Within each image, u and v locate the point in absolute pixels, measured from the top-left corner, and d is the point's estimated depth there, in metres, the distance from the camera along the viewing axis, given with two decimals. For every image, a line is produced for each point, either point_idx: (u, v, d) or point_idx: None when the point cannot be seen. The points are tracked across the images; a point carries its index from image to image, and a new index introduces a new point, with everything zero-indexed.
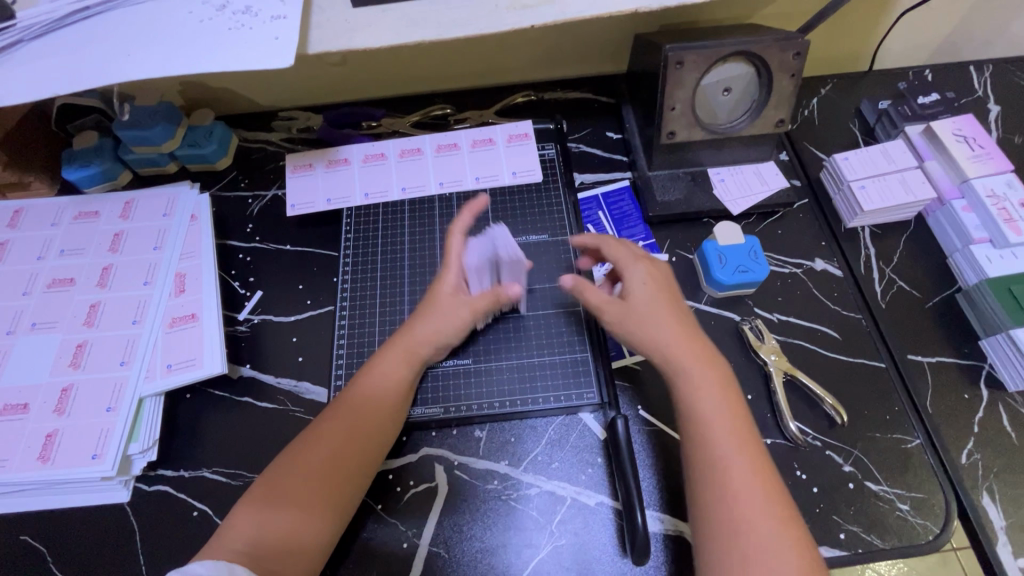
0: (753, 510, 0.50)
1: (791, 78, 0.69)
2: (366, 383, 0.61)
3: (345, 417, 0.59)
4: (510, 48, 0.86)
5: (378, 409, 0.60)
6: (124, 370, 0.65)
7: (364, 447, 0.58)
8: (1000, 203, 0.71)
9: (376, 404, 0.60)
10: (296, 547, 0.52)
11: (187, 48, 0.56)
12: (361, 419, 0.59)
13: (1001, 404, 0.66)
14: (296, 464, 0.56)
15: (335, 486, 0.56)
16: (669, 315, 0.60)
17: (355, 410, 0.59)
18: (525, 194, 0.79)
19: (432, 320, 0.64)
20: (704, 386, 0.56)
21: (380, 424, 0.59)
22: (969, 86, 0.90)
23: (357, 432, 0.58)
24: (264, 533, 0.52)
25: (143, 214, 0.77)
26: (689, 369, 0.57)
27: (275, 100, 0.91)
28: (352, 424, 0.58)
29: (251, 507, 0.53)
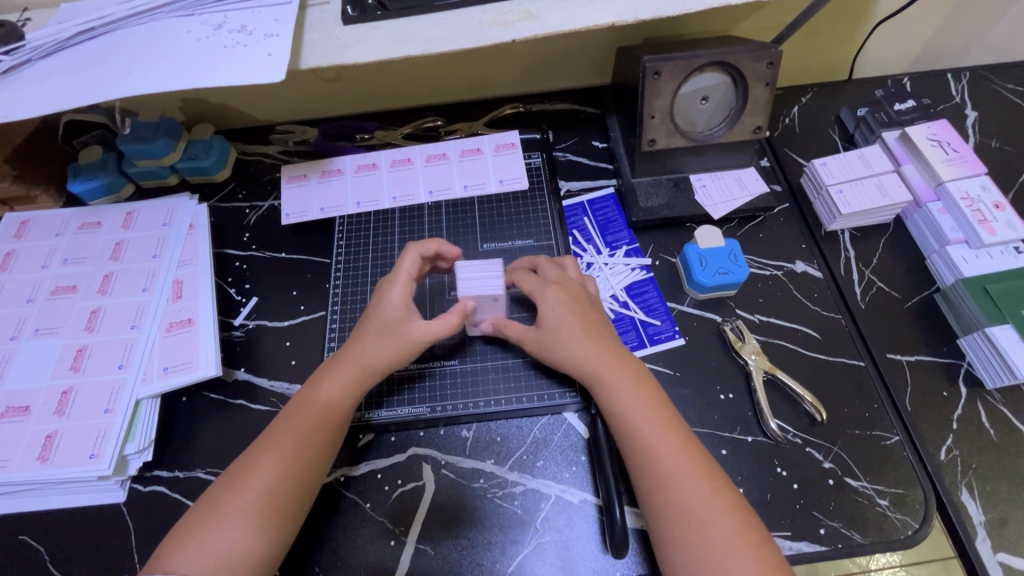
0: (705, 513, 0.52)
1: (766, 87, 0.72)
2: (311, 396, 0.61)
3: (296, 428, 0.59)
4: (497, 62, 0.89)
5: (328, 419, 0.60)
6: (122, 373, 0.68)
7: (312, 459, 0.58)
8: (973, 205, 0.73)
9: (320, 417, 0.60)
10: (245, 558, 0.52)
11: (185, 65, 0.59)
12: (307, 432, 0.59)
13: (980, 401, 0.67)
14: (247, 476, 0.56)
15: (283, 498, 0.56)
16: (581, 334, 0.63)
17: (301, 424, 0.59)
18: (511, 201, 0.82)
19: (374, 338, 0.64)
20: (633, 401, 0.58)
21: (324, 435, 0.60)
22: (946, 93, 0.93)
23: (307, 442, 0.59)
24: (216, 549, 0.52)
25: (144, 224, 0.80)
26: (617, 388, 0.59)
27: (273, 115, 0.95)
28: (301, 433, 0.59)
29: (203, 524, 0.53)
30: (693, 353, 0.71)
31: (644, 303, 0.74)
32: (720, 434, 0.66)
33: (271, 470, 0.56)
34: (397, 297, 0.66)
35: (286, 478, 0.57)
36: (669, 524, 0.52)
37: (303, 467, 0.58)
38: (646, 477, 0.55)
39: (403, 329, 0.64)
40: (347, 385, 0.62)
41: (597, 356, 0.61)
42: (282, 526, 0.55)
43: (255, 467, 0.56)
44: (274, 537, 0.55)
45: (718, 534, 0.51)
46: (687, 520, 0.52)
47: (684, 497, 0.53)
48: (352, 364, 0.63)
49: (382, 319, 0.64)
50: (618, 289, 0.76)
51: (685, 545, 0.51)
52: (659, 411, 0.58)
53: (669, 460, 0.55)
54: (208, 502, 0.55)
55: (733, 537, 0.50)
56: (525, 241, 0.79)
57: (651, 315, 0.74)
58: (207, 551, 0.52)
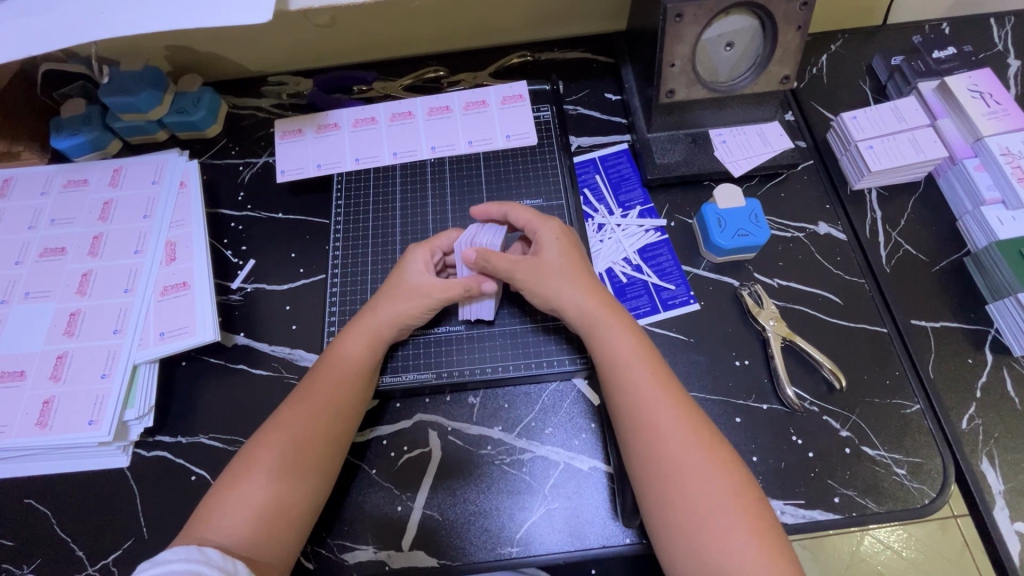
0: (698, 477, 0.50)
1: (797, 31, 0.66)
2: (328, 361, 0.61)
3: (309, 398, 0.58)
4: (504, 5, 0.83)
5: (342, 383, 0.59)
6: (117, 338, 0.65)
7: (337, 423, 0.58)
8: (1014, 162, 0.68)
9: (345, 378, 0.60)
10: (268, 527, 0.52)
11: (162, 5, 0.54)
12: (330, 393, 0.58)
13: (1006, 368, 0.64)
14: (264, 444, 0.56)
15: (310, 459, 0.55)
16: (581, 281, 0.61)
17: (313, 395, 0.58)
18: (519, 157, 0.77)
19: (388, 301, 0.63)
20: (627, 359, 0.57)
21: (337, 408, 0.58)
22: (988, 40, 0.86)
23: (320, 410, 0.57)
24: (240, 518, 0.51)
25: (132, 182, 0.76)
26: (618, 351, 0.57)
27: (264, 64, 0.89)
28: (314, 400, 0.58)
29: (224, 497, 0.53)
30: (708, 318, 0.68)
31: (658, 267, 0.71)
32: (734, 401, 0.64)
33: (290, 433, 0.56)
34: (418, 261, 0.65)
35: (310, 441, 0.56)
36: (663, 489, 0.51)
37: (329, 427, 0.57)
38: (634, 436, 0.54)
39: (419, 285, 0.63)
40: (367, 349, 0.62)
41: (594, 311, 0.60)
42: (313, 488, 0.55)
43: (273, 433, 0.56)
44: (305, 499, 0.54)
45: (710, 497, 0.49)
46: (681, 484, 0.50)
47: (680, 467, 0.51)
48: (369, 325, 0.62)
49: (404, 283, 0.64)
50: (630, 251, 0.72)
51: (676, 511, 0.50)
52: (654, 370, 0.56)
53: (664, 419, 0.53)
54: (229, 474, 0.54)
55: (726, 501, 0.49)
56: (534, 201, 0.75)
57: (665, 279, 0.70)
58: (230, 517, 0.51)
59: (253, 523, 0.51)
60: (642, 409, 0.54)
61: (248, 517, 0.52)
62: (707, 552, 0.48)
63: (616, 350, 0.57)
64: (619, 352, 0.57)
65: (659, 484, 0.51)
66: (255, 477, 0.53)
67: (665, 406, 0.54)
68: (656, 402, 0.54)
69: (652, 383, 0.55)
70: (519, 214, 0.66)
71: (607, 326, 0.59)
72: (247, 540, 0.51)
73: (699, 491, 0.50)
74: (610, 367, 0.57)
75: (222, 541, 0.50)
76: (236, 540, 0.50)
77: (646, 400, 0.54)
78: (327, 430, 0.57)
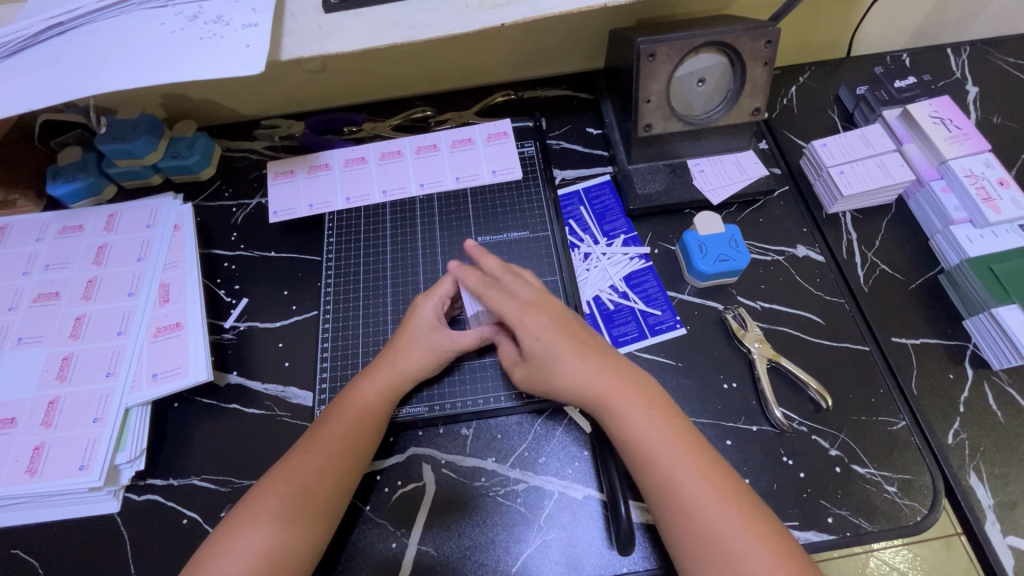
0: (718, 520, 0.50)
1: (764, 67, 0.70)
2: (343, 404, 0.61)
3: (321, 443, 0.58)
4: (488, 49, 0.87)
5: (355, 430, 0.60)
6: (110, 381, 0.66)
7: (350, 463, 0.58)
8: (977, 183, 0.72)
9: (356, 422, 0.60)
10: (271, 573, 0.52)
11: (162, 60, 0.58)
12: (340, 440, 0.59)
13: (987, 383, 0.66)
14: (275, 486, 0.56)
15: (322, 500, 0.56)
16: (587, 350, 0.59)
17: (327, 439, 0.58)
18: (505, 191, 0.80)
19: (407, 350, 0.64)
20: (649, 426, 0.55)
21: (348, 457, 0.58)
22: (947, 69, 0.91)
23: (333, 453, 0.58)
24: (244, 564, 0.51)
25: (126, 226, 0.77)
26: (623, 408, 0.56)
27: (258, 109, 0.92)
28: (326, 445, 0.58)
29: (231, 542, 0.53)
30: (695, 342, 0.70)
31: (643, 293, 0.73)
32: (724, 423, 0.65)
33: (302, 476, 0.56)
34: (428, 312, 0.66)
35: (323, 481, 0.56)
36: (696, 547, 0.50)
37: (339, 478, 0.57)
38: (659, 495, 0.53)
39: (434, 340, 0.64)
40: (383, 395, 0.62)
41: (607, 377, 0.57)
42: (320, 528, 0.55)
43: (284, 475, 0.56)
44: (308, 546, 0.54)
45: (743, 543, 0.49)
46: (712, 539, 0.50)
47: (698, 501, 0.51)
48: (387, 377, 0.63)
49: (419, 336, 0.65)
50: (617, 279, 0.74)
51: (706, 551, 0.50)
52: (675, 429, 0.55)
53: (691, 480, 0.52)
54: (235, 518, 0.55)
55: (762, 548, 0.49)
56: (521, 233, 0.77)
57: (652, 305, 0.72)
58: (235, 559, 0.52)
59: (257, 565, 0.51)
60: (655, 465, 0.53)
61: (251, 560, 0.52)
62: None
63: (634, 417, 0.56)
64: (635, 424, 0.55)
65: (689, 542, 0.51)
66: (260, 525, 0.53)
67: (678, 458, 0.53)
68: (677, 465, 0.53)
69: (673, 446, 0.54)
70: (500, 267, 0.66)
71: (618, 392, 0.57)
72: None
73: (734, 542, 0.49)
74: (625, 440, 0.55)
75: None
76: None
77: (670, 461, 0.53)
78: (339, 470, 0.57)
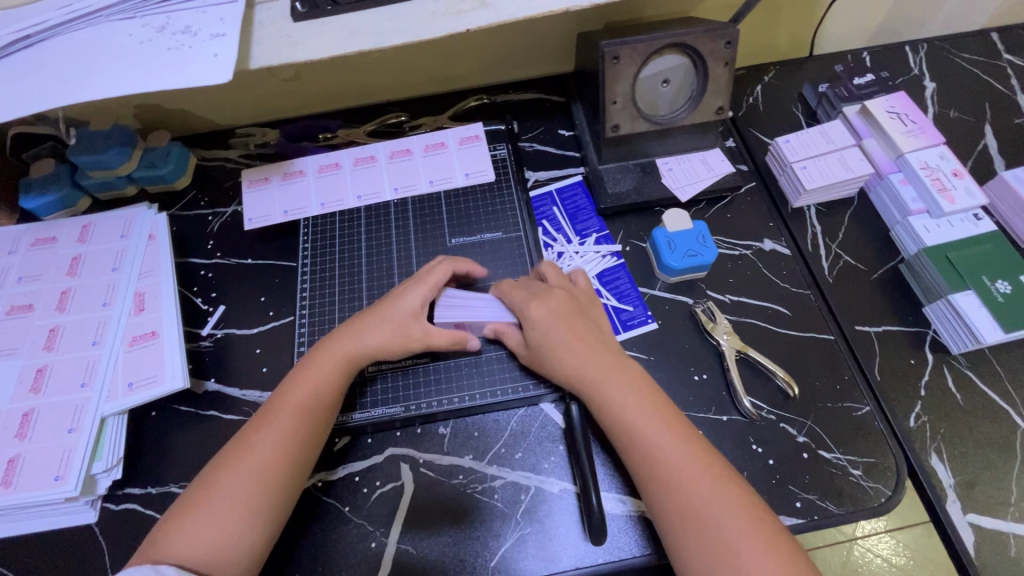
0: (708, 504, 0.51)
1: (725, 67, 0.72)
2: (297, 380, 0.61)
3: (278, 421, 0.58)
4: (460, 55, 0.88)
5: (311, 407, 0.60)
6: (85, 392, 0.65)
7: (305, 440, 0.58)
8: (933, 175, 0.74)
9: (315, 398, 0.60)
10: (227, 547, 0.53)
11: (130, 71, 0.58)
12: (297, 418, 0.59)
13: (946, 366, 0.68)
14: (233, 463, 0.56)
15: (280, 478, 0.56)
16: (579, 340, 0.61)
17: (284, 417, 0.59)
18: (478, 194, 0.81)
19: (371, 328, 0.64)
20: (630, 398, 0.57)
21: (303, 434, 0.58)
22: (906, 66, 0.94)
23: (289, 432, 0.58)
24: (201, 537, 0.52)
25: (100, 237, 0.77)
26: (610, 395, 0.58)
27: (232, 118, 0.92)
28: (282, 423, 0.58)
29: (189, 518, 0.53)
30: (666, 336, 0.71)
31: (615, 290, 0.74)
32: (695, 414, 0.66)
33: (259, 456, 0.56)
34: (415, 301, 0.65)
35: (280, 460, 0.57)
36: (671, 514, 0.52)
37: (293, 453, 0.57)
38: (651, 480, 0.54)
39: (401, 322, 0.64)
40: (339, 373, 0.62)
41: (595, 366, 0.59)
42: (281, 506, 0.56)
43: (241, 454, 0.56)
44: (263, 521, 0.55)
45: (720, 502, 0.51)
46: (686, 505, 0.52)
47: (688, 485, 0.52)
48: (344, 355, 0.63)
49: (388, 316, 0.64)
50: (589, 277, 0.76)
51: (698, 534, 0.51)
52: (652, 404, 0.57)
53: (666, 449, 0.54)
54: (194, 493, 0.55)
55: (731, 513, 0.51)
56: (494, 234, 0.78)
57: (624, 301, 0.74)
58: (193, 536, 0.52)
59: (213, 540, 0.52)
60: (646, 451, 0.55)
61: (210, 539, 0.52)
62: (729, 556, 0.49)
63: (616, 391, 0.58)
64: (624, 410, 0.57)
65: (666, 507, 0.53)
66: (219, 505, 0.54)
67: (669, 443, 0.55)
68: (656, 434, 0.55)
69: (649, 419, 0.56)
70: (554, 273, 0.68)
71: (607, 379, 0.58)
72: (208, 557, 0.52)
73: (722, 528, 0.50)
74: (609, 413, 0.57)
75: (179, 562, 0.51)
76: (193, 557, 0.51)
77: (647, 431, 0.55)
78: (293, 446, 0.58)
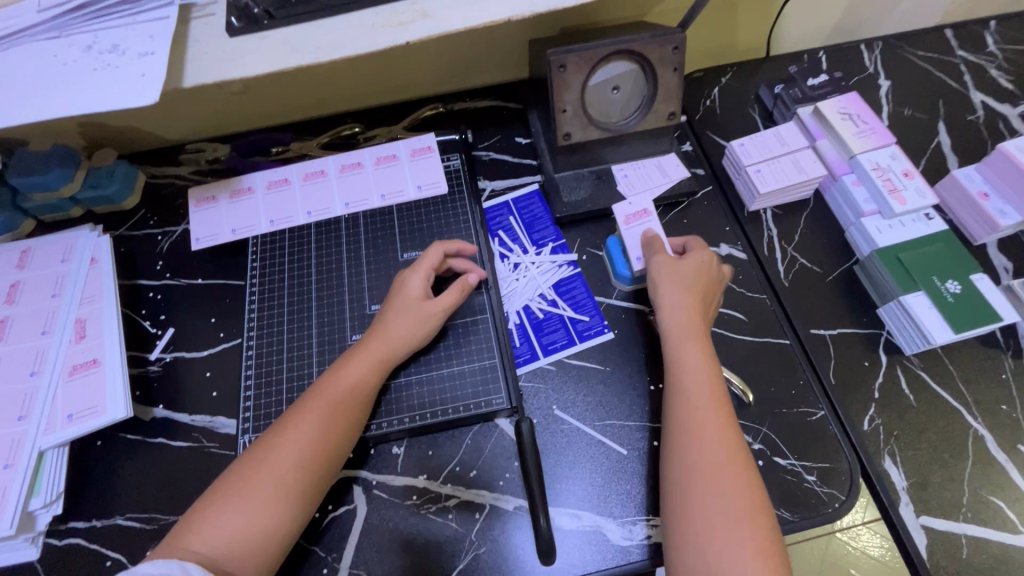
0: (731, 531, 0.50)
1: (674, 72, 0.71)
2: (331, 380, 0.62)
3: (311, 417, 0.59)
4: (412, 64, 0.87)
5: (348, 404, 0.61)
6: (22, 425, 0.63)
7: (340, 438, 0.59)
8: (883, 175, 0.74)
9: (351, 398, 0.61)
10: (250, 548, 0.52)
11: (53, 94, 0.56)
12: (336, 418, 0.59)
13: (899, 367, 0.68)
14: (269, 458, 0.56)
15: (312, 474, 0.57)
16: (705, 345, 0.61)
17: (320, 412, 0.59)
18: (432, 206, 0.80)
19: (397, 317, 0.66)
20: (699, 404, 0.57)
21: (337, 433, 0.59)
22: (861, 64, 0.94)
23: (324, 434, 0.58)
24: (229, 534, 0.52)
25: (40, 262, 0.75)
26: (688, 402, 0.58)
27: (182, 134, 0.90)
28: (319, 421, 0.59)
29: (218, 512, 0.53)
30: (623, 345, 0.71)
31: (571, 300, 0.74)
32: (652, 425, 0.65)
33: (297, 451, 0.57)
34: (416, 284, 0.68)
35: (314, 457, 0.57)
36: (692, 528, 0.51)
37: (327, 453, 0.58)
38: (682, 494, 0.53)
39: (420, 308, 0.67)
40: (370, 369, 0.63)
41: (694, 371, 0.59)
42: (307, 502, 0.56)
43: (353, 388, 0.62)
44: (289, 524, 0.54)
45: (737, 520, 0.50)
46: (708, 526, 0.50)
47: (718, 506, 0.51)
48: (378, 349, 0.64)
49: (404, 303, 0.67)
50: (545, 288, 0.75)
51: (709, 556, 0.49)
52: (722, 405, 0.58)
53: (713, 465, 0.53)
54: (228, 485, 0.55)
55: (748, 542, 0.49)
56: None
57: (579, 311, 0.73)
58: (222, 525, 0.52)
59: (240, 538, 0.52)
60: (694, 463, 0.54)
61: (236, 531, 0.52)
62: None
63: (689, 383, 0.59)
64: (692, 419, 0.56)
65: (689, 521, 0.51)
66: (254, 495, 0.54)
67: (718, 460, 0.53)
68: (711, 437, 0.55)
69: (714, 420, 0.56)
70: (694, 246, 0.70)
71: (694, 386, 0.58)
72: (232, 554, 0.51)
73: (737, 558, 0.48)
74: (677, 416, 0.57)
75: (205, 552, 0.51)
76: (217, 550, 0.51)
77: (705, 431, 0.55)
78: (328, 446, 0.58)
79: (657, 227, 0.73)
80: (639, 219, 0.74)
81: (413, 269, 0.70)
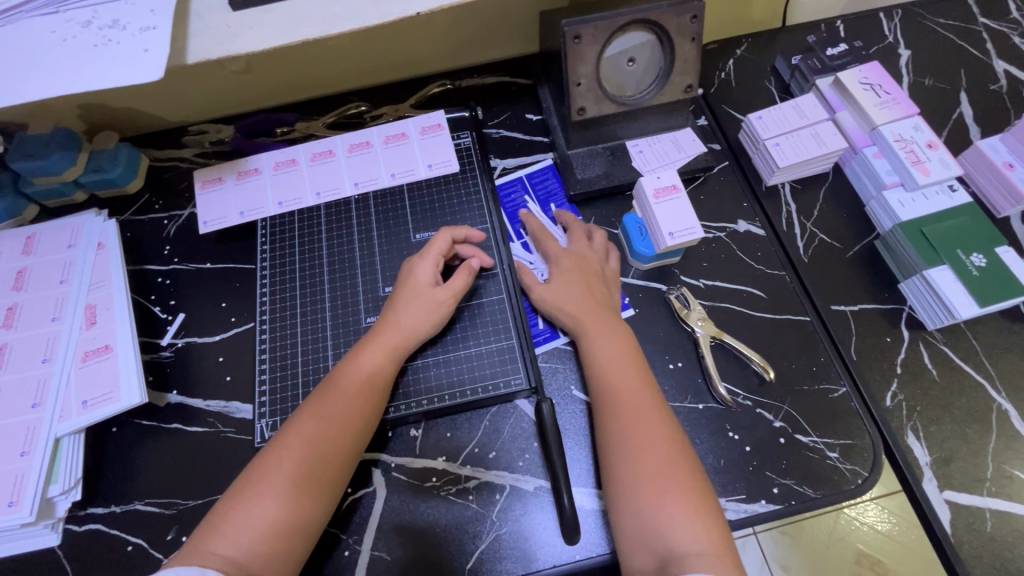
0: (665, 498, 0.52)
1: (692, 43, 0.69)
2: (344, 372, 0.61)
3: (327, 411, 0.58)
4: (418, 39, 0.84)
5: (361, 394, 0.60)
6: (36, 412, 0.63)
7: (358, 429, 0.58)
8: (907, 147, 0.73)
9: (365, 386, 0.60)
10: (275, 545, 0.52)
11: (53, 71, 0.54)
12: (349, 409, 0.59)
13: (922, 343, 0.67)
14: (283, 453, 0.55)
15: (331, 467, 0.56)
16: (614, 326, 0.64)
17: (334, 406, 0.58)
18: (443, 186, 0.78)
19: (408, 306, 0.65)
20: (619, 382, 0.60)
21: (356, 424, 0.58)
22: (879, 34, 0.92)
23: (340, 427, 0.58)
24: (252, 532, 0.51)
25: (46, 248, 0.73)
26: (611, 381, 0.60)
27: (184, 116, 0.88)
28: (333, 414, 0.58)
29: (238, 512, 0.52)
30: (642, 324, 0.70)
31: None
32: (673, 404, 0.65)
33: (310, 443, 0.56)
34: (427, 271, 0.67)
35: (333, 447, 0.57)
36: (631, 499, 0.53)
37: (342, 444, 0.57)
38: (622, 469, 0.55)
39: (434, 295, 0.66)
40: (385, 359, 0.62)
41: (613, 353, 0.62)
42: (329, 496, 0.56)
43: (364, 379, 0.61)
44: (312, 517, 0.54)
45: (669, 498, 0.52)
46: (647, 493, 0.52)
47: (651, 476, 0.53)
48: (391, 340, 0.63)
49: (414, 290, 0.66)
50: None
51: (651, 524, 0.51)
52: (640, 381, 0.60)
53: (649, 440, 0.55)
54: (244, 485, 0.54)
55: (683, 507, 0.51)
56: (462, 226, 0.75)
57: None
58: (244, 525, 0.52)
59: (263, 535, 0.51)
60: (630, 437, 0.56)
61: (260, 530, 0.52)
62: (660, 538, 0.50)
63: (607, 364, 0.61)
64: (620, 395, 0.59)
65: (629, 492, 0.53)
66: (272, 492, 0.53)
67: (650, 435, 0.56)
68: (637, 416, 0.57)
69: (642, 398, 0.58)
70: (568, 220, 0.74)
71: (613, 367, 0.61)
72: (258, 552, 0.51)
73: (676, 522, 0.51)
74: (602, 394, 0.60)
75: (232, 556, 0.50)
76: (239, 550, 0.50)
77: (630, 415, 0.57)
78: (344, 439, 0.57)
79: (686, 204, 0.70)
80: (669, 195, 0.71)
81: (422, 254, 0.68)
